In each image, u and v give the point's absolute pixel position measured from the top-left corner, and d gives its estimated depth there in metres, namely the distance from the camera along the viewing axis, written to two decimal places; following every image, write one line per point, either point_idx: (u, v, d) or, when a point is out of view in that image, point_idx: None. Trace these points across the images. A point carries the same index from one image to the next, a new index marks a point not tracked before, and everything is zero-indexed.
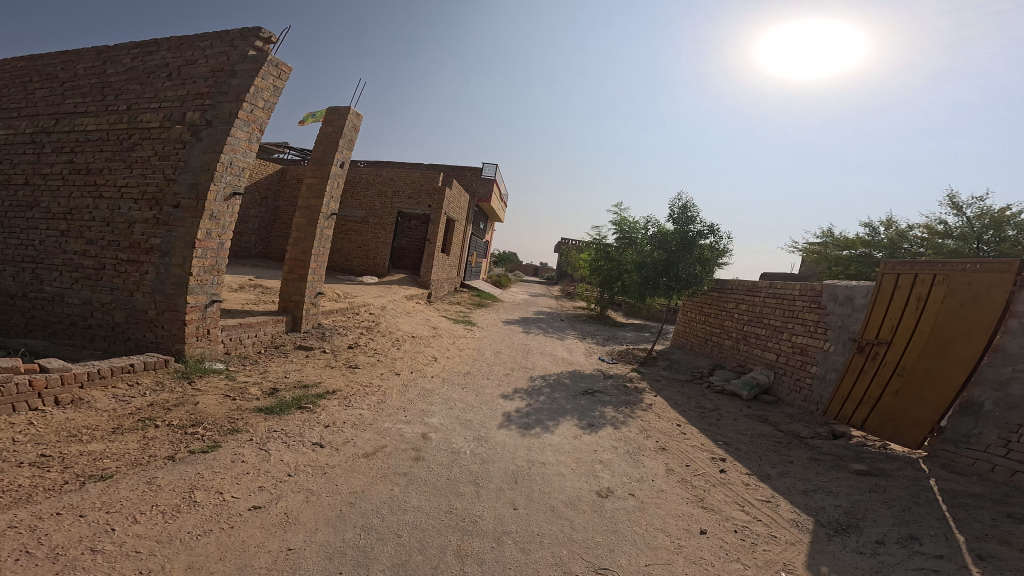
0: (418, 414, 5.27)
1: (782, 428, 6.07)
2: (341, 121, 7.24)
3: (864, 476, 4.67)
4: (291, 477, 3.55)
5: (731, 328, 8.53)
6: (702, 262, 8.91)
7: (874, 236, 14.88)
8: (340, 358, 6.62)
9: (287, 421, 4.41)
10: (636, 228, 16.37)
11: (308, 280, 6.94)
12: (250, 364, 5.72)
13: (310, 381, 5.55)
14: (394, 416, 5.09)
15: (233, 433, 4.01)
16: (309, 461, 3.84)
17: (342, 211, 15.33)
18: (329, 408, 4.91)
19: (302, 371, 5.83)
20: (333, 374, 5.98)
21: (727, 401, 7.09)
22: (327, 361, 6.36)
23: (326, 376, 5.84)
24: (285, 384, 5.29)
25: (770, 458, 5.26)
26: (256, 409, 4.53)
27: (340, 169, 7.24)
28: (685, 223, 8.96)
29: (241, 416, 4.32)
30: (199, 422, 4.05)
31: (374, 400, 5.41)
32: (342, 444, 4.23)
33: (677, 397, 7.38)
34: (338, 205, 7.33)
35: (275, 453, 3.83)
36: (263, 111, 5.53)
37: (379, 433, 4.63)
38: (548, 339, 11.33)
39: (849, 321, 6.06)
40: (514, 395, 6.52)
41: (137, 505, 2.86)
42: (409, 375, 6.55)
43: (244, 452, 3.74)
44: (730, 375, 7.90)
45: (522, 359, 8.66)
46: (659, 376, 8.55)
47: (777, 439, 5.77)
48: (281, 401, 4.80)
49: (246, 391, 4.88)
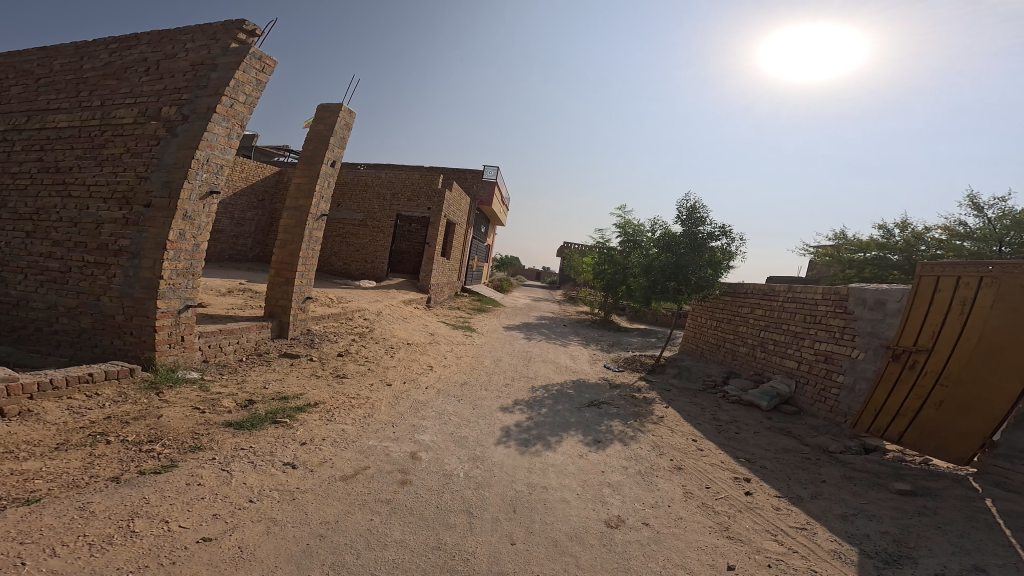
0: (409, 430, 4.81)
1: (808, 442, 5.61)
2: (332, 118, 6.89)
3: (908, 497, 4.21)
4: (252, 504, 3.10)
5: (746, 334, 8.01)
6: (712, 265, 8.43)
7: (889, 237, 14.31)
8: (328, 366, 6.20)
9: (258, 438, 3.98)
10: (641, 230, 15.98)
11: (296, 283, 6.55)
12: (228, 373, 5.31)
13: (292, 392, 5.12)
14: (381, 433, 4.62)
15: (195, 451, 3.58)
16: (277, 485, 3.39)
17: (339, 214, 14.99)
18: (309, 423, 4.48)
19: (284, 381, 5.40)
20: (318, 384, 5.54)
21: (745, 412, 6.60)
22: (313, 370, 5.93)
23: (310, 387, 5.40)
24: (262, 395, 4.85)
25: (799, 477, 4.77)
26: (226, 424, 4.10)
27: (330, 168, 6.89)
28: (693, 224, 8.49)
29: (207, 431, 3.90)
30: (158, 438, 3.63)
31: (360, 414, 4.96)
32: (318, 465, 3.78)
33: (691, 408, 6.90)
34: (329, 205, 6.96)
35: (238, 475, 3.38)
36: (245, 106, 5.19)
37: (362, 452, 4.17)
38: (551, 345, 10.85)
39: (880, 326, 5.52)
40: (514, 407, 6.03)
41: (62, 536, 2.45)
42: (401, 386, 6.12)
43: (203, 475, 3.30)
44: (746, 384, 7.38)
45: (523, 367, 8.17)
46: (670, 385, 8.06)
47: (804, 455, 5.30)
48: (255, 415, 4.37)
49: (218, 403, 4.46)
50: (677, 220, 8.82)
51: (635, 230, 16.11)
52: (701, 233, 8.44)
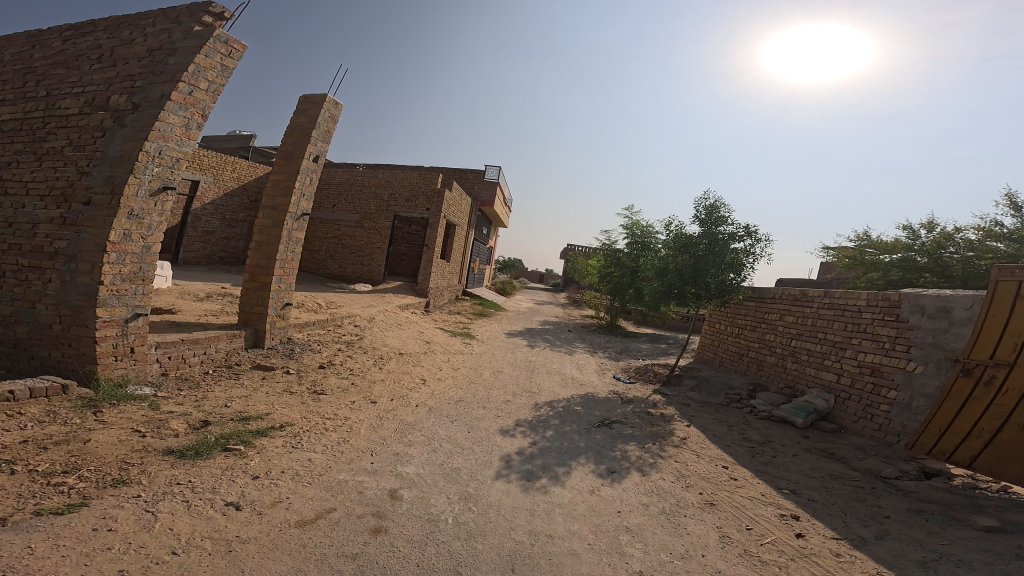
0: (390, 460, 4.13)
1: (856, 467, 4.88)
2: (315, 110, 6.29)
3: (999, 536, 3.49)
4: (176, 557, 2.42)
5: (774, 343, 7.23)
6: (734, 268, 7.69)
7: (915, 238, 13.39)
8: (306, 380, 5.54)
9: (202, 469, 3.30)
10: (649, 231, 15.27)
11: (273, 288, 5.90)
12: (188, 388, 4.67)
13: (256, 412, 4.46)
14: (355, 465, 3.92)
15: (118, 486, 2.90)
16: (212, 531, 2.70)
17: (334, 214, 14.35)
18: (267, 450, 3.80)
19: (251, 398, 4.75)
20: (290, 403, 4.85)
21: (779, 432, 5.84)
22: (287, 386, 5.24)
23: (280, 405, 4.72)
24: (220, 416, 4.18)
25: (857, 512, 4.03)
26: (167, 452, 3.42)
27: (313, 163, 6.27)
28: (713, 224, 7.74)
29: (139, 461, 3.22)
30: (77, 468, 2.98)
31: (333, 439, 4.28)
32: (269, 506, 3.09)
33: (716, 427, 6.15)
34: (311, 204, 6.32)
35: (165, 519, 2.69)
36: (208, 94, 4.63)
37: (327, 489, 3.47)
38: (555, 354, 10.11)
39: (945, 337, 4.73)
40: (515, 430, 5.30)
41: None
42: (386, 404, 5.43)
43: (118, 515, 2.64)
44: (776, 398, 6.61)
45: (525, 380, 7.44)
46: (688, 399, 7.28)
47: (856, 483, 4.57)
48: (203, 440, 3.69)
49: (165, 426, 3.79)
50: (695, 220, 8.08)
51: (643, 232, 15.35)
52: (722, 234, 7.70)
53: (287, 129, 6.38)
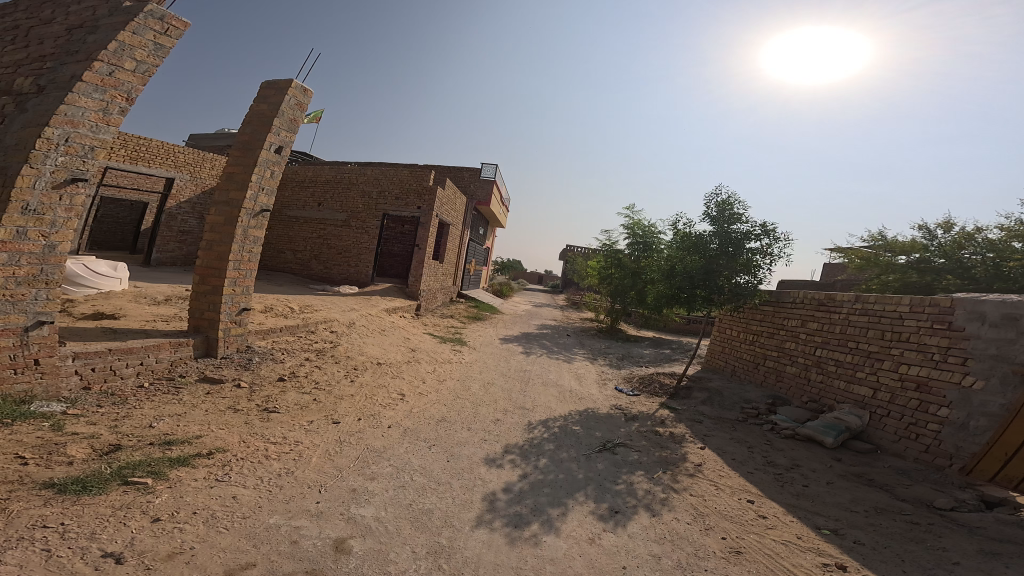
0: (343, 498, 3.39)
1: (904, 497, 4.12)
2: (278, 97, 5.63)
3: None
4: None
5: (795, 353, 6.49)
6: (749, 270, 6.95)
7: (930, 239, 12.64)
8: (257, 397, 4.80)
9: (84, 508, 2.62)
10: (650, 231, 14.62)
11: (225, 292, 5.21)
12: (111, 405, 4.00)
13: (184, 434, 3.78)
14: (294, 505, 3.18)
15: None
16: None
17: (319, 212, 13.57)
18: (182, 484, 3.09)
19: (184, 417, 4.08)
20: (231, 424, 4.12)
21: (807, 454, 5.09)
22: (232, 403, 4.53)
23: (216, 427, 4.01)
24: (137, 441, 3.51)
25: (917, 557, 3.27)
26: (46, 484, 2.74)
27: (274, 154, 5.57)
28: (727, 222, 7.01)
29: (5, 496, 2.55)
30: None
31: (273, 471, 3.55)
32: (163, 559, 2.39)
33: (735, 449, 5.39)
34: (272, 198, 5.61)
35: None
36: (136, 76, 4.08)
37: (249, 536, 2.73)
38: (552, 362, 9.37)
39: (1012, 349, 4.00)
40: (503, 459, 4.54)
41: None
42: (351, 425, 4.68)
43: None
44: (801, 414, 5.85)
45: (518, 394, 6.67)
46: (700, 415, 6.52)
47: (907, 518, 3.79)
48: (98, 471, 3.01)
49: (59, 452, 3.12)
50: (706, 218, 7.36)
51: (644, 231, 14.68)
52: (737, 232, 6.95)
53: (247, 118, 5.73)
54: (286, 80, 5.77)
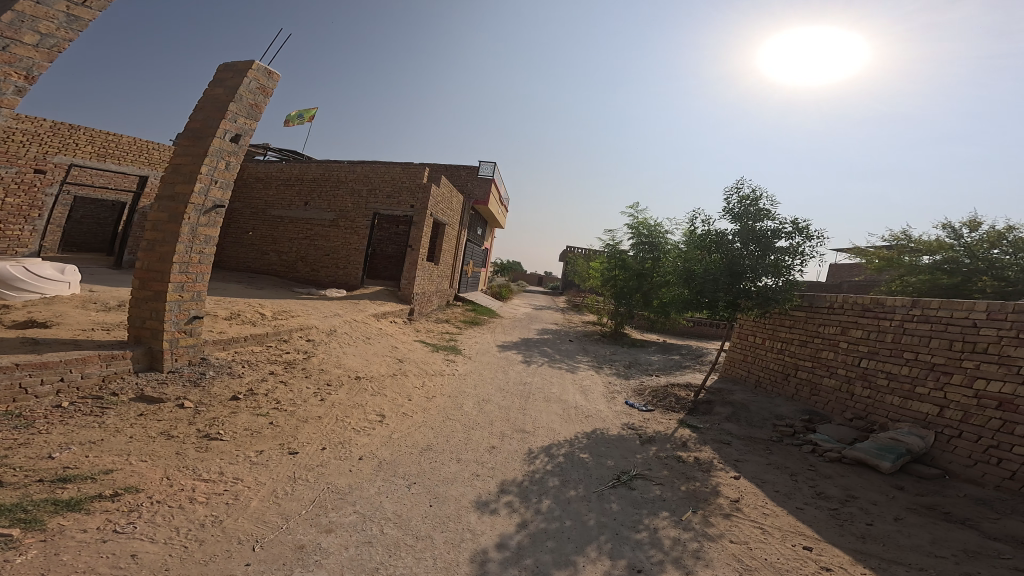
0: (283, 560, 2.57)
1: (1000, 536, 3.33)
2: (236, 79, 5.00)
3: None
4: None
5: (833, 364, 5.69)
6: (781, 272, 6.08)
7: (957, 237, 11.79)
8: (201, 420, 4.00)
9: None
10: (656, 231, 13.88)
11: (170, 299, 4.45)
12: (9, 429, 3.19)
13: (91, 468, 2.98)
14: (213, 569, 2.38)
15: None
16: None
17: (306, 211, 12.77)
18: (62, 536, 2.31)
19: (98, 445, 3.28)
20: (159, 457, 3.31)
21: (862, 482, 4.31)
22: (168, 428, 3.74)
23: (139, 460, 3.21)
24: (23, 475, 2.74)
25: None
26: None
27: (229, 142, 4.92)
28: (753, 218, 6.22)
29: None
30: None
31: (198, 521, 2.74)
32: None
33: (775, 477, 4.58)
34: (228, 193, 4.95)
35: None
36: (42, 53, 3.31)
37: None
38: (555, 371, 8.57)
39: None
40: (498, 502, 3.72)
41: None
42: (312, 457, 3.86)
43: None
44: (846, 433, 5.05)
45: (517, 413, 5.86)
46: (726, 435, 5.70)
47: (1012, 566, 3.01)
48: None
49: None
50: (727, 215, 6.59)
51: (650, 231, 13.91)
52: (766, 230, 6.15)
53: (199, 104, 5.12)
54: (246, 61, 5.15)
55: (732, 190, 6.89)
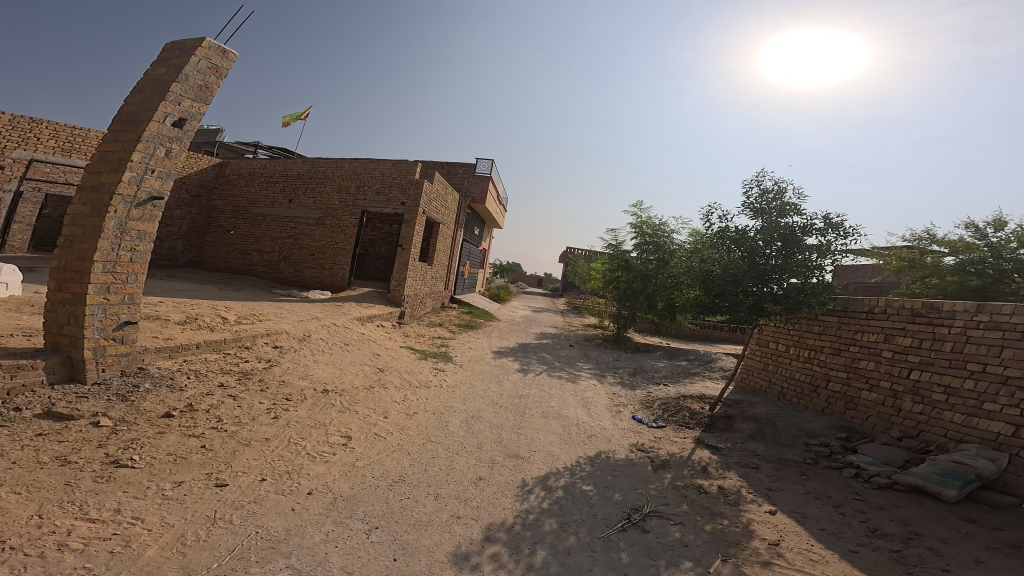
0: None
1: None
2: (181, 59, 4.39)
3: None
4: None
5: (874, 376, 4.95)
6: (814, 273, 5.34)
7: (984, 235, 11.01)
8: (114, 442, 3.32)
9: None
10: (660, 229, 13.14)
11: (90, 300, 3.80)
12: None
13: None
14: None
15: None
16: None
17: (290, 208, 12.06)
18: None
19: None
20: (39, 492, 2.62)
21: (924, 515, 3.56)
22: (66, 453, 3.05)
23: (9, 497, 2.51)
24: None
25: None
26: None
27: (171, 128, 4.25)
28: (780, 213, 5.49)
29: None
30: None
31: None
32: None
33: (817, 511, 3.81)
34: (169, 184, 4.27)
35: None
36: None
37: None
38: (553, 381, 7.84)
39: None
40: (481, 555, 2.95)
41: None
42: (245, 492, 3.14)
43: None
44: (895, 455, 4.31)
45: (509, 433, 5.13)
46: (753, 458, 4.93)
47: None
48: None
49: None
50: (748, 211, 5.90)
51: (654, 230, 13.18)
52: (794, 226, 5.42)
53: (139, 85, 4.49)
54: (194, 38, 4.53)
55: (751, 183, 6.18)
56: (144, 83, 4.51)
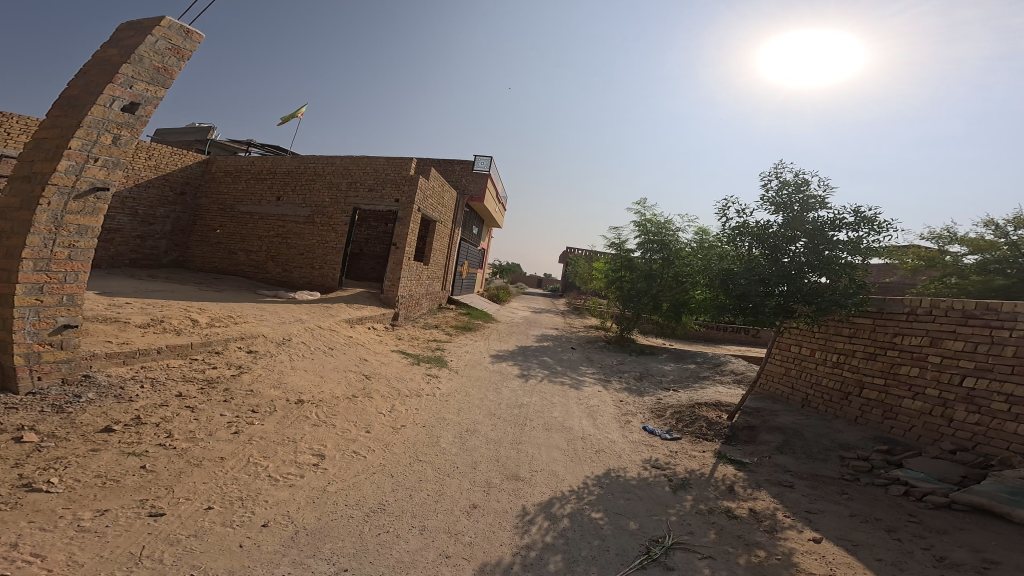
0: None
1: None
2: (134, 40, 3.91)
3: None
4: None
5: (919, 384, 4.41)
6: (846, 272, 4.81)
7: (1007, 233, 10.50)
8: (34, 462, 2.81)
9: None
10: (665, 227, 12.61)
11: (20, 301, 3.29)
12: None
13: None
14: None
15: None
16: None
17: (278, 206, 11.53)
18: None
19: None
20: None
21: (997, 541, 3.02)
22: None
23: None
24: None
25: None
26: None
27: (120, 113, 3.75)
28: (805, 207, 4.97)
29: None
30: None
31: None
32: None
33: (868, 537, 3.26)
34: (114, 175, 3.78)
35: None
36: None
37: None
38: (555, 387, 7.30)
39: None
40: None
41: None
42: (184, 524, 2.62)
43: None
44: (950, 471, 3.78)
45: (507, 449, 4.59)
46: (784, 475, 4.38)
47: None
48: None
49: None
50: (767, 205, 5.38)
51: (659, 228, 12.62)
52: (823, 221, 4.90)
53: (85, 68, 4.00)
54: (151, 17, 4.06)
55: (770, 177, 5.66)
56: (92, 65, 4.02)
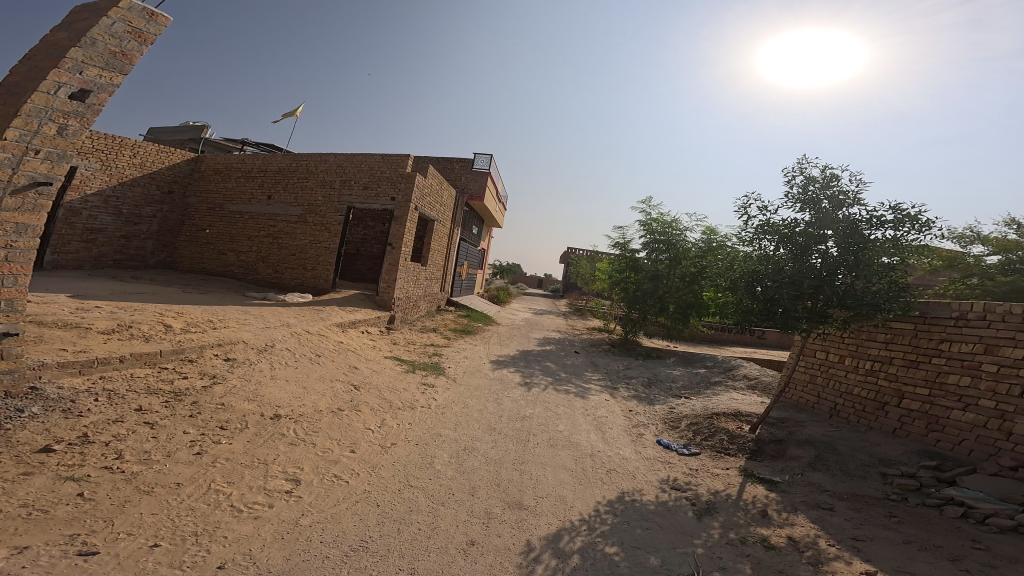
0: None
1: None
2: (86, 22, 3.44)
3: None
4: None
5: (970, 395, 3.95)
6: (885, 273, 4.31)
7: None
8: None
9: None
10: (670, 226, 12.18)
11: None
12: None
13: None
14: None
15: None
16: None
17: (269, 205, 11.08)
18: None
19: None
20: None
21: None
22: None
23: None
24: None
25: None
26: None
27: (66, 102, 3.29)
28: (836, 204, 4.51)
29: None
30: None
31: None
32: None
33: (931, 568, 2.79)
34: (59, 169, 3.33)
35: None
36: None
37: None
38: (560, 397, 6.81)
39: None
40: None
41: None
42: (119, 568, 2.15)
43: None
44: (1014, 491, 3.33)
45: (509, 471, 4.12)
46: (821, 495, 3.91)
47: None
48: None
49: None
50: (791, 203, 4.91)
51: (665, 227, 12.16)
52: (856, 219, 4.43)
53: (32, 52, 3.55)
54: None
55: (794, 171, 5.18)
56: (40, 49, 3.58)
